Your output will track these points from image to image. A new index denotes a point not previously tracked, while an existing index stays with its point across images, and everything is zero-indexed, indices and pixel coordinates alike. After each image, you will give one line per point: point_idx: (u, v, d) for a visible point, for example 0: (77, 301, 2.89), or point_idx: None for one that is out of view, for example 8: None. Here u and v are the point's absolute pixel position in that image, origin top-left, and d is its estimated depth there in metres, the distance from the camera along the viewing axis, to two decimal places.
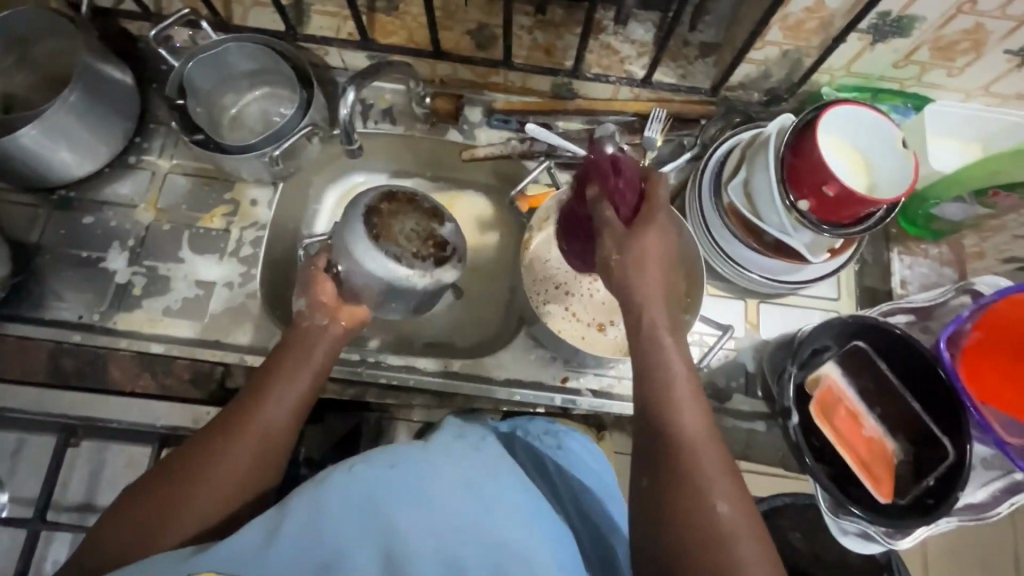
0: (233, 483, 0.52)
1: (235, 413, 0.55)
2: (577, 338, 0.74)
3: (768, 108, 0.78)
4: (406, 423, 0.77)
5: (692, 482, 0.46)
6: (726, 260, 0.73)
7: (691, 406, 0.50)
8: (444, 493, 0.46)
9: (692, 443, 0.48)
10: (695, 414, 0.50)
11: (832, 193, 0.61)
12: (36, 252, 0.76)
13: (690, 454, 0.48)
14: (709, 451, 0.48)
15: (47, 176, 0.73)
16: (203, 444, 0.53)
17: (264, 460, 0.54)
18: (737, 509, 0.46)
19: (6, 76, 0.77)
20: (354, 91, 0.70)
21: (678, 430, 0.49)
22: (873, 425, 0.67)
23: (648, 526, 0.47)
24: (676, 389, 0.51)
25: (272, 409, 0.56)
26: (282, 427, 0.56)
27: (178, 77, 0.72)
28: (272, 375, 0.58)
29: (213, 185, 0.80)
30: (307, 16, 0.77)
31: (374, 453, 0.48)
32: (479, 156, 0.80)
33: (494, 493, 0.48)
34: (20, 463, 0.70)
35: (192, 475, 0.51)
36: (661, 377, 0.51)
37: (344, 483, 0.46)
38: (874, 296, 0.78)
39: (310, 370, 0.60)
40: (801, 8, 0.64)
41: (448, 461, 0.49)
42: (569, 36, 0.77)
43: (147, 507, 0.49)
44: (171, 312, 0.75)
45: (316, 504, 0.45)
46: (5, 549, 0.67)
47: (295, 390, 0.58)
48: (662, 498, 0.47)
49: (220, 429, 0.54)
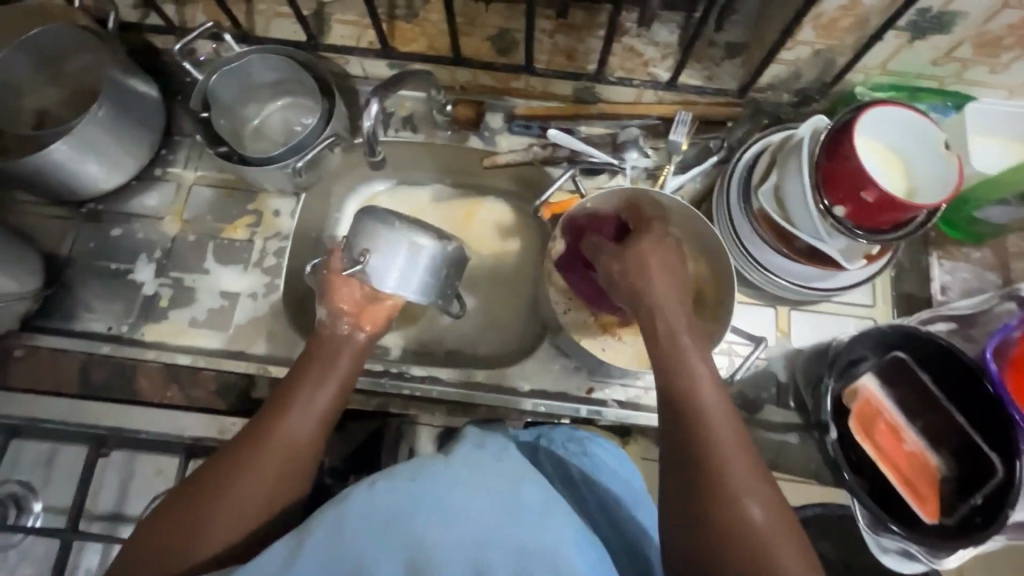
0: (257, 498, 0.51)
1: (257, 429, 0.55)
2: (599, 350, 0.71)
3: (798, 109, 0.76)
4: (428, 428, 0.75)
5: (719, 488, 0.44)
6: (756, 266, 0.71)
7: (720, 413, 0.47)
8: (467, 507, 0.45)
9: (722, 453, 0.45)
10: (725, 424, 0.47)
11: (871, 199, 0.58)
12: (67, 265, 0.77)
13: (719, 467, 0.45)
14: (740, 460, 0.45)
15: (76, 190, 0.74)
16: (225, 460, 0.53)
17: (287, 477, 0.53)
18: (776, 525, 0.43)
19: (37, 92, 0.78)
20: (377, 103, 0.69)
21: (706, 441, 0.46)
22: (915, 438, 0.65)
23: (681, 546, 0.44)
24: (701, 399, 0.48)
25: (295, 422, 0.55)
26: (304, 443, 0.55)
27: (202, 91, 0.73)
28: (295, 389, 0.58)
29: (236, 196, 0.80)
30: (328, 26, 0.78)
31: (395, 468, 0.48)
32: (501, 163, 0.78)
33: (521, 507, 0.46)
34: (53, 473, 0.71)
35: (214, 494, 0.50)
36: (682, 388, 0.49)
37: (364, 502, 0.46)
38: (911, 303, 0.75)
39: (333, 382, 0.59)
40: (835, 7, 0.61)
41: (471, 475, 0.48)
42: (591, 40, 0.75)
43: (174, 526, 0.49)
44: (198, 323, 0.75)
45: (337, 521, 0.45)
46: (40, 558, 0.68)
47: (318, 404, 0.57)
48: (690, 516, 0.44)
49: (242, 446, 0.53)
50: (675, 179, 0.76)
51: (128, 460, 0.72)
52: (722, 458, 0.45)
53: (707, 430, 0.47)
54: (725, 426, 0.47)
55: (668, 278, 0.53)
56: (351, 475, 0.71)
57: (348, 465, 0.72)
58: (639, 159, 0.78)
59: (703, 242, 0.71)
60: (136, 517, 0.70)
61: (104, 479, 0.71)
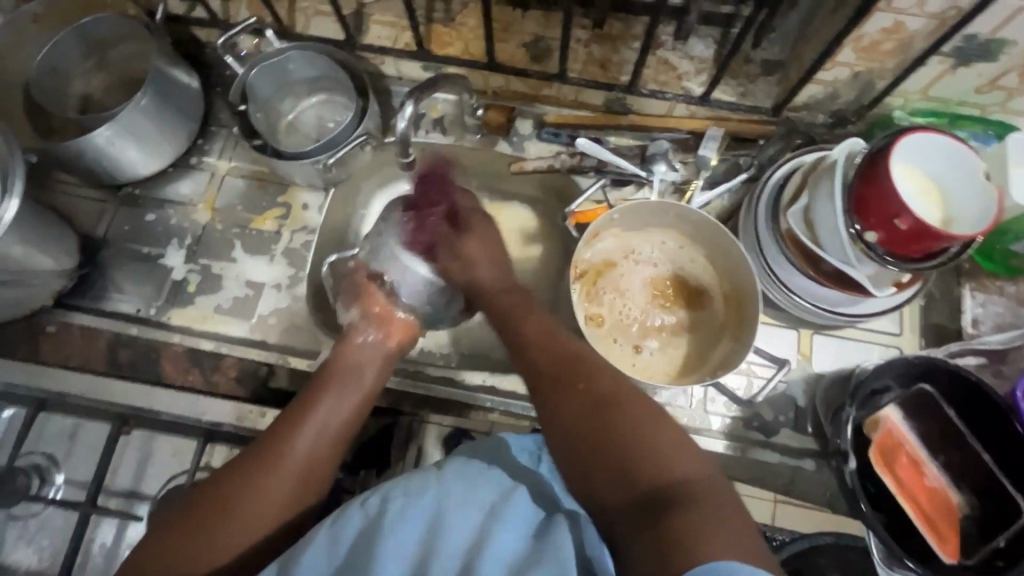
0: (279, 500, 0.54)
1: (265, 452, 0.56)
2: (630, 365, 0.71)
3: (833, 130, 0.75)
4: (438, 427, 0.72)
5: (590, 392, 0.52)
6: (779, 286, 0.70)
7: (564, 357, 0.56)
8: (462, 519, 0.47)
9: (594, 378, 0.53)
10: (576, 361, 0.56)
11: (905, 226, 0.57)
12: (101, 246, 0.79)
13: (575, 397, 0.52)
14: (597, 378, 0.53)
15: (116, 174, 0.76)
16: (231, 482, 0.54)
17: (307, 479, 0.56)
18: (644, 418, 0.49)
19: (84, 78, 0.81)
20: (412, 105, 0.69)
21: (562, 366, 0.55)
22: (936, 473, 0.63)
23: (577, 467, 0.49)
24: (551, 341, 0.59)
25: (318, 423, 0.59)
26: (315, 468, 0.57)
27: (242, 84, 0.75)
28: (305, 412, 0.59)
29: (267, 188, 0.82)
30: (367, 26, 0.79)
31: (388, 484, 0.50)
32: (528, 169, 0.79)
33: (510, 514, 0.47)
34: (76, 447, 0.73)
35: (226, 507, 0.52)
36: (535, 337, 0.60)
37: (359, 518, 0.48)
38: (940, 333, 0.73)
39: (357, 390, 0.63)
40: (878, 29, 0.60)
41: (465, 489, 0.49)
42: (625, 51, 0.76)
43: (193, 525, 0.51)
44: (222, 310, 0.77)
45: (334, 536, 0.47)
46: (58, 529, 0.69)
47: (341, 408, 0.61)
48: (570, 418, 0.51)
49: (250, 467, 0.55)
50: (701, 196, 0.75)
51: (148, 439, 0.73)
52: (579, 383, 0.53)
53: (562, 368, 0.55)
54: (575, 361, 0.56)
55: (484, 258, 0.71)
56: (361, 469, 0.71)
57: (358, 460, 0.72)
58: (667, 172, 0.75)
59: (728, 259, 0.71)
60: (152, 497, 0.71)
61: (123, 456, 0.72)
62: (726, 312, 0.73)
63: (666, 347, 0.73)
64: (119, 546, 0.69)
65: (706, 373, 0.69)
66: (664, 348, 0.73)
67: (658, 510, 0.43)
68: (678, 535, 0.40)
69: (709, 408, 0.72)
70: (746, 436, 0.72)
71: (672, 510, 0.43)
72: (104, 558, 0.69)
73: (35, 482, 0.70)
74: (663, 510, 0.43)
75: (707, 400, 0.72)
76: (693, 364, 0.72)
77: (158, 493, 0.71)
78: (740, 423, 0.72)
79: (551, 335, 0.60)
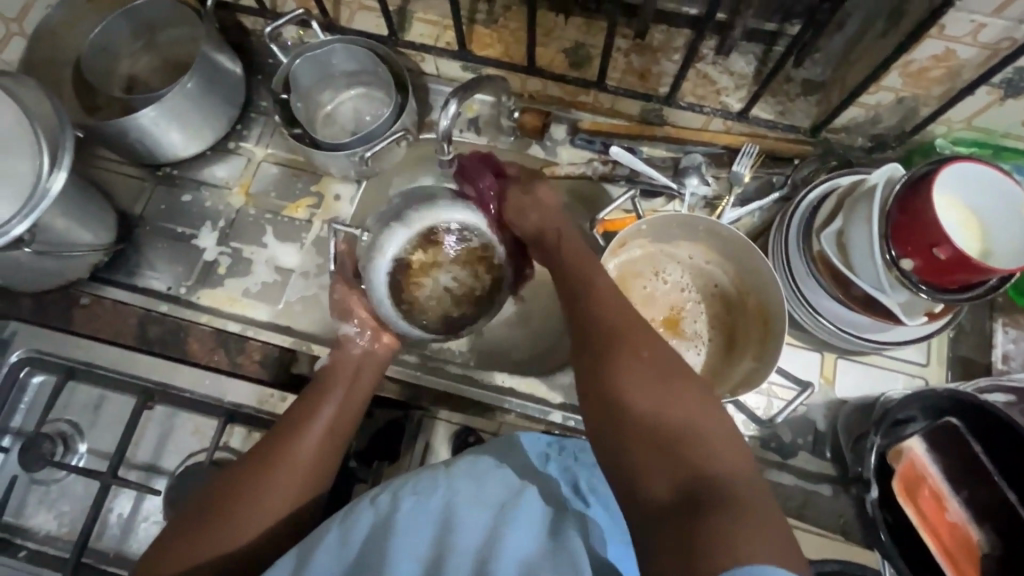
0: (286, 500, 0.56)
1: (260, 458, 0.58)
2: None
3: (872, 154, 0.75)
4: (447, 424, 0.73)
5: (638, 360, 0.49)
6: (807, 308, 0.69)
7: (620, 320, 0.53)
8: (471, 519, 0.47)
9: (642, 347, 0.50)
10: (638, 329, 0.52)
11: (944, 256, 0.56)
12: (137, 223, 0.81)
13: (625, 365, 0.49)
14: (657, 351, 0.50)
15: (157, 154, 0.78)
16: (229, 486, 0.56)
17: (312, 480, 0.58)
18: (701, 413, 0.45)
19: (132, 58, 0.83)
20: (455, 105, 0.68)
21: (611, 331, 0.52)
22: (957, 509, 0.62)
23: (609, 442, 0.46)
24: (604, 301, 0.56)
25: (319, 427, 0.61)
26: (306, 472, 0.58)
27: (286, 72, 0.76)
28: (304, 416, 0.61)
29: (302, 177, 0.83)
30: (410, 24, 0.80)
31: (398, 484, 0.52)
32: (559, 174, 0.80)
33: (517, 514, 0.48)
34: (99, 418, 0.74)
35: (236, 505, 0.54)
36: (585, 296, 0.57)
37: (370, 515, 0.49)
38: (969, 367, 0.72)
39: (357, 396, 0.66)
40: (927, 55, 0.60)
41: (472, 491, 0.50)
42: (665, 63, 0.76)
43: (206, 523, 0.53)
44: (250, 294, 0.78)
45: (345, 532, 0.48)
46: (78, 496, 0.71)
47: (341, 412, 0.63)
48: (616, 388, 0.48)
49: (245, 472, 0.57)
50: (733, 212, 0.75)
51: (168, 416, 0.74)
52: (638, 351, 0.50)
53: (616, 331, 0.52)
54: (637, 329, 0.52)
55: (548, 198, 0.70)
56: (373, 460, 0.71)
57: (369, 452, 0.72)
58: (699, 186, 0.76)
59: (753, 275, 0.70)
60: (170, 472, 0.72)
61: (145, 430, 0.74)
62: (752, 330, 0.72)
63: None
64: (136, 517, 0.71)
65: (725, 391, 0.68)
66: None
67: (690, 503, 0.39)
68: (707, 534, 0.37)
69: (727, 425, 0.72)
70: (763, 457, 0.71)
71: (703, 506, 0.39)
72: (121, 529, 0.70)
73: (60, 450, 0.71)
74: (696, 505, 0.39)
75: (726, 418, 0.72)
76: (711, 381, 0.71)
77: (176, 469, 0.72)
78: (758, 443, 0.71)
79: (606, 293, 0.57)
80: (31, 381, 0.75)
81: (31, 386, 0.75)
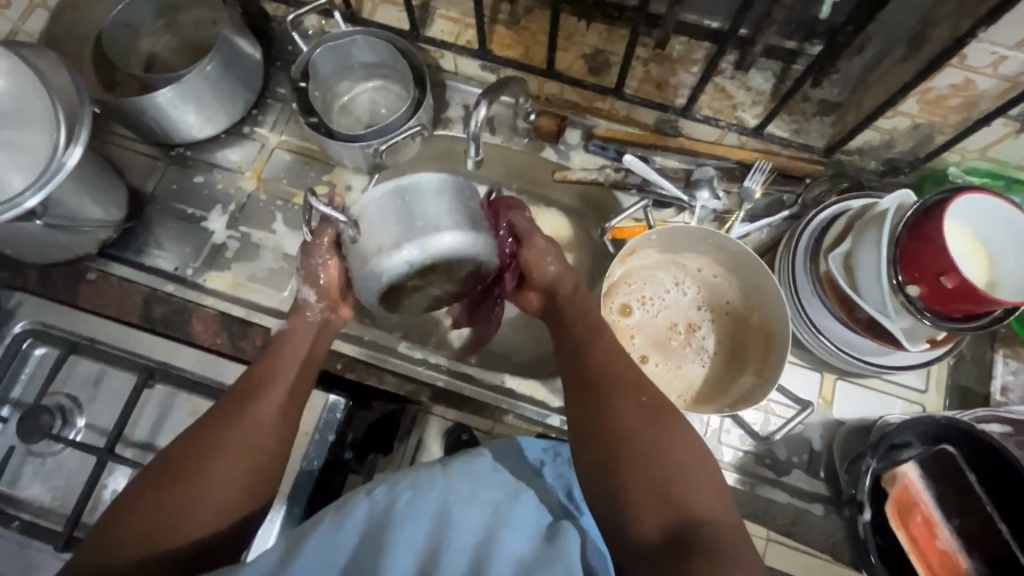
0: (250, 467, 0.55)
1: (209, 435, 0.55)
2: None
3: (883, 177, 0.75)
4: (440, 420, 0.76)
5: (630, 399, 0.53)
6: (810, 328, 0.70)
7: (620, 370, 0.56)
8: (467, 518, 0.48)
9: (633, 386, 0.54)
10: (635, 377, 0.55)
11: (951, 285, 0.56)
12: (147, 202, 0.81)
13: (626, 414, 0.52)
14: (654, 399, 0.53)
15: (171, 135, 0.78)
16: (181, 462, 0.53)
17: (272, 446, 0.57)
18: (687, 453, 0.49)
19: (152, 37, 0.83)
20: (485, 107, 0.69)
21: (602, 372, 0.56)
22: (949, 537, 0.61)
23: (605, 486, 0.49)
24: (597, 337, 0.60)
25: (275, 395, 0.59)
26: (259, 445, 0.56)
27: (305, 61, 0.76)
28: (260, 385, 0.60)
29: (314, 166, 0.83)
30: (431, 20, 0.81)
31: (395, 479, 0.52)
32: (571, 179, 0.79)
33: (513, 516, 0.49)
34: (99, 393, 0.73)
35: (197, 474, 0.52)
36: (579, 331, 0.61)
37: (364, 505, 0.48)
38: (966, 396, 0.73)
39: (310, 362, 0.65)
40: (947, 84, 0.60)
41: (468, 490, 0.51)
42: (683, 74, 0.76)
43: (164, 496, 0.51)
44: (256, 279, 0.79)
45: (338, 519, 0.47)
46: (74, 470, 0.71)
47: (297, 379, 0.62)
48: (613, 424, 0.51)
49: (194, 449, 0.54)
50: (742, 227, 0.75)
51: (168, 396, 0.73)
52: (630, 391, 0.54)
53: (612, 368, 0.56)
54: (633, 378, 0.55)
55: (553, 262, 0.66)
56: (368, 454, 0.74)
57: (366, 444, 0.74)
58: (710, 200, 0.76)
59: (760, 293, 0.71)
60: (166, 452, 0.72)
61: (145, 408, 0.73)
62: (755, 346, 0.72)
63: (676, 368, 0.73)
64: None
65: (727, 404, 0.69)
66: (677, 372, 0.73)
67: (679, 546, 0.44)
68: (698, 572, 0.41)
69: (723, 439, 0.72)
70: (757, 472, 0.71)
71: (692, 547, 0.43)
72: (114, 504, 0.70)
73: (58, 422, 0.71)
74: (686, 545, 0.43)
75: (722, 431, 0.72)
76: (712, 395, 0.72)
77: None
78: (753, 458, 0.72)
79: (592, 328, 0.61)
80: (33, 353, 0.74)
81: (34, 357, 0.74)
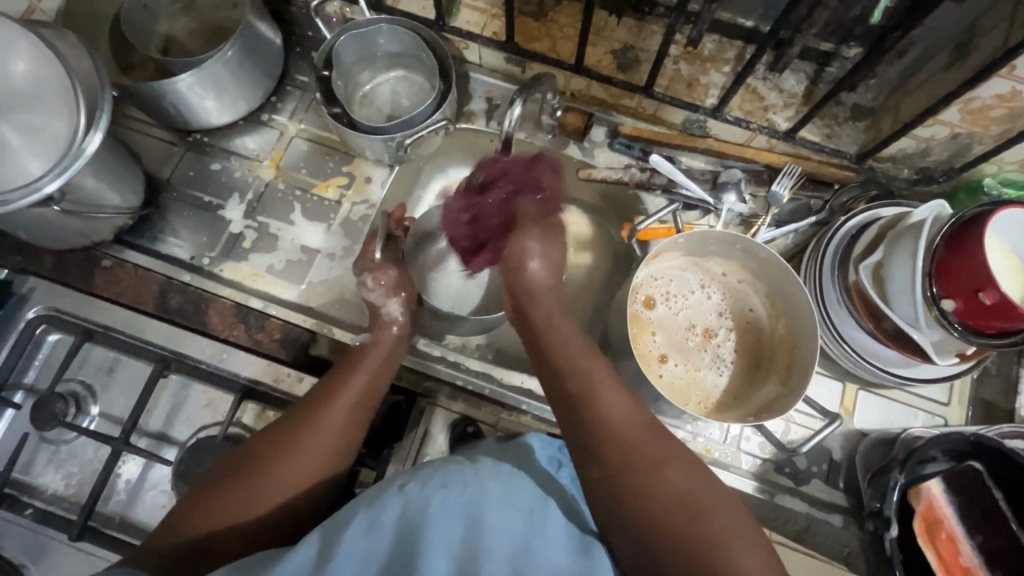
0: (310, 474, 0.55)
1: (268, 448, 0.56)
2: (655, 375, 0.71)
3: (915, 186, 0.74)
4: (445, 413, 0.71)
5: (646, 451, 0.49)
6: (834, 336, 0.69)
7: (647, 436, 0.50)
8: (500, 520, 0.46)
9: (649, 436, 0.50)
10: (650, 430, 0.51)
11: (989, 301, 0.55)
12: (162, 188, 0.80)
13: (661, 485, 0.47)
14: (681, 461, 0.49)
15: (189, 120, 0.76)
16: (248, 464, 0.54)
17: (334, 458, 0.57)
18: (719, 513, 0.45)
19: (169, 19, 0.81)
20: (520, 105, 0.68)
21: (611, 417, 0.52)
22: (972, 553, 0.60)
23: (637, 553, 0.45)
24: (596, 369, 0.57)
25: (339, 405, 0.59)
26: (323, 455, 0.56)
27: (328, 49, 0.74)
28: (330, 396, 0.60)
29: (333, 156, 0.82)
30: (457, 8, 0.78)
31: (425, 473, 0.50)
32: (597, 177, 0.77)
33: (545, 522, 0.47)
34: (115, 381, 0.73)
35: (263, 478, 0.53)
36: (567, 356, 0.59)
37: (396, 504, 0.47)
38: (989, 411, 0.72)
39: (379, 377, 0.64)
40: (992, 94, 0.58)
41: (501, 490, 0.49)
42: (715, 74, 0.74)
43: (229, 495, 0.52)
44: (274, 270, 0.78)
45: (372, 519, 0.46)
46: (87, 459, 0.71)
47: (364, 392, 0.62)
48: (628, 476, 0.48)
49: (257, 458, 0.55)
50: (768, 232, 0.74)
51: (184, 386, 0.73)
52: (647, 441, 0.50)
53: (623, 410, 0.53)
54: (648, 435, 0.50)
55: (542, 257, 0.67)
56: (382, 450, 0.71)
57: (381, 440, 0.71)
58: (735, 204, 0.74)
59: (790, 301, 0.69)
60: (181, 442, 0.72)
61: (159, 399, 0.72)
62: (781, 354, 0.71)
63: (693, 371, 0.72)
64: (144, 484, 0.70)
65: (748, 414, 0.68)
66: (695, 376, 0.72)
67: None
68: None
69: (742, 446, 0.72)
70: (776, 481, 0.71)
71: None
72: (128, 494, 0.70)
73: (72, 410, 0.70)
74: None
75: (742, 437, 0.72)
76: (732, 403, 0.72)
77: (188, 440, 0.71)
78: (772, 467, 0.71)
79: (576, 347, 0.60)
80: (47, 338, 0.74)
81: (47, 343, 0.74)
